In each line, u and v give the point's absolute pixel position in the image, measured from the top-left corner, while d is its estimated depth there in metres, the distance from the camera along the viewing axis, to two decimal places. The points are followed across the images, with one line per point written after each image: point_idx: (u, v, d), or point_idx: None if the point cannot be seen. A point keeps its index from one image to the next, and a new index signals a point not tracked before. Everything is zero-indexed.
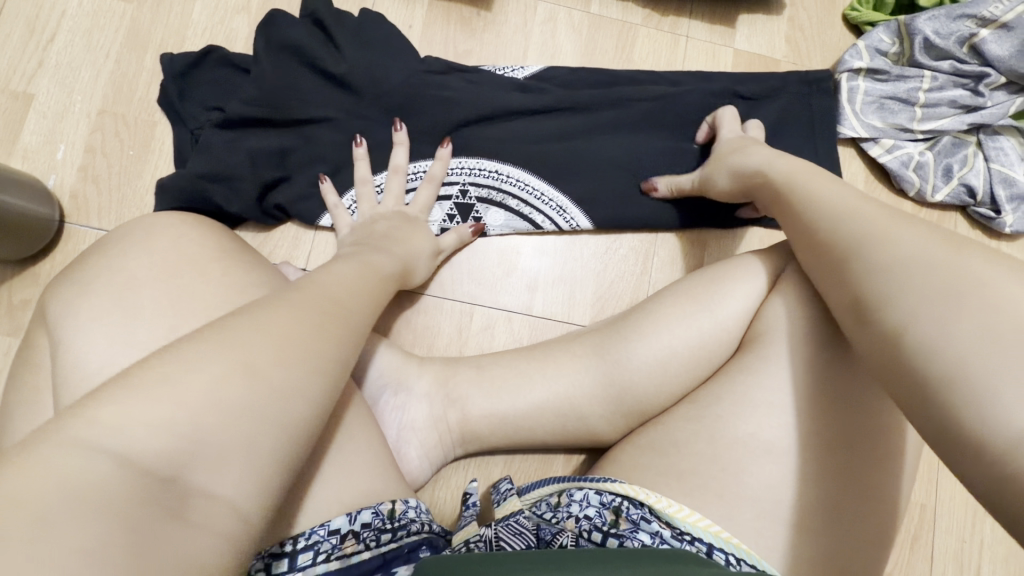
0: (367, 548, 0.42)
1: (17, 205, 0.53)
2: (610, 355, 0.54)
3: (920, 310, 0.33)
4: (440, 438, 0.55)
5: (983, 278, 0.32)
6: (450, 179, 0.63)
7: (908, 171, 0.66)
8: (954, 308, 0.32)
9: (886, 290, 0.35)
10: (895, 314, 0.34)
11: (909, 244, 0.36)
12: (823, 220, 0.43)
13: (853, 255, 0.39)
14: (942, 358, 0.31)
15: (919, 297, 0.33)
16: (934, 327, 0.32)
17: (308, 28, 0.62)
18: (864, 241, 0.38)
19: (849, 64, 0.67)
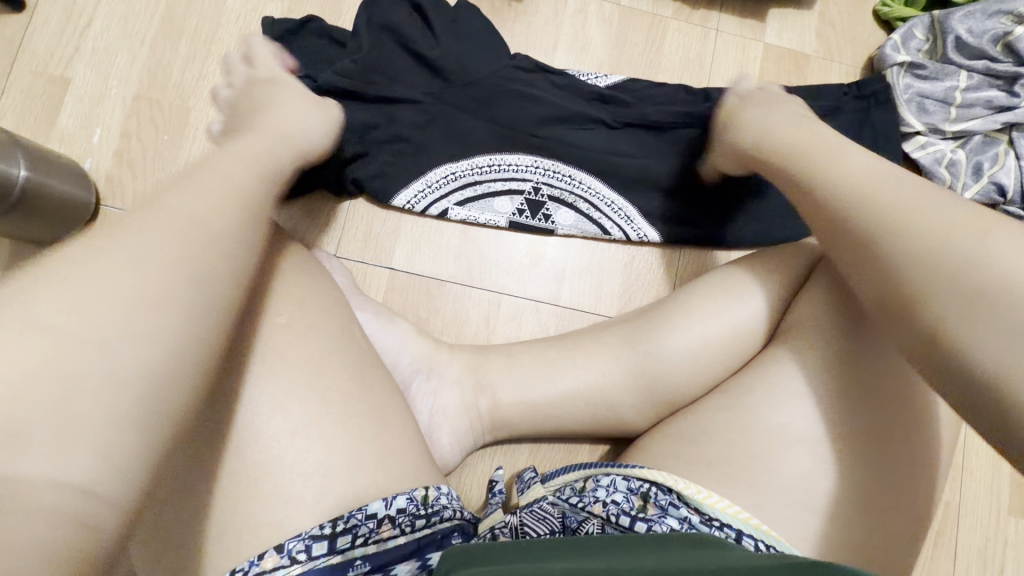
0: (402, 533, 0.42)
1: (54, 187, 0.54)
2: (642, 344, 0.54)
3: (942, 287, 0.33)
4: (471, 425, 0.55)
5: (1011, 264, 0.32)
6: (526, 175, 0.63)
7: (940, 168, 0.66)
8: (972, 283, 0.32)
9: (921, 286, 0.34)
10: (938, 311, 0.33)
11: (929, 229, 0.35)
12: (834, 192, 0.41)
13: (871, 231, 0.38)
14: (973, 340, 0.31)
15: (944, 273, 0.33)
16: (958, 303, 0.32)
17: (410, 15, 0.63)
18: (879, 218, 0.38)
19: (892, 59, 0.67)
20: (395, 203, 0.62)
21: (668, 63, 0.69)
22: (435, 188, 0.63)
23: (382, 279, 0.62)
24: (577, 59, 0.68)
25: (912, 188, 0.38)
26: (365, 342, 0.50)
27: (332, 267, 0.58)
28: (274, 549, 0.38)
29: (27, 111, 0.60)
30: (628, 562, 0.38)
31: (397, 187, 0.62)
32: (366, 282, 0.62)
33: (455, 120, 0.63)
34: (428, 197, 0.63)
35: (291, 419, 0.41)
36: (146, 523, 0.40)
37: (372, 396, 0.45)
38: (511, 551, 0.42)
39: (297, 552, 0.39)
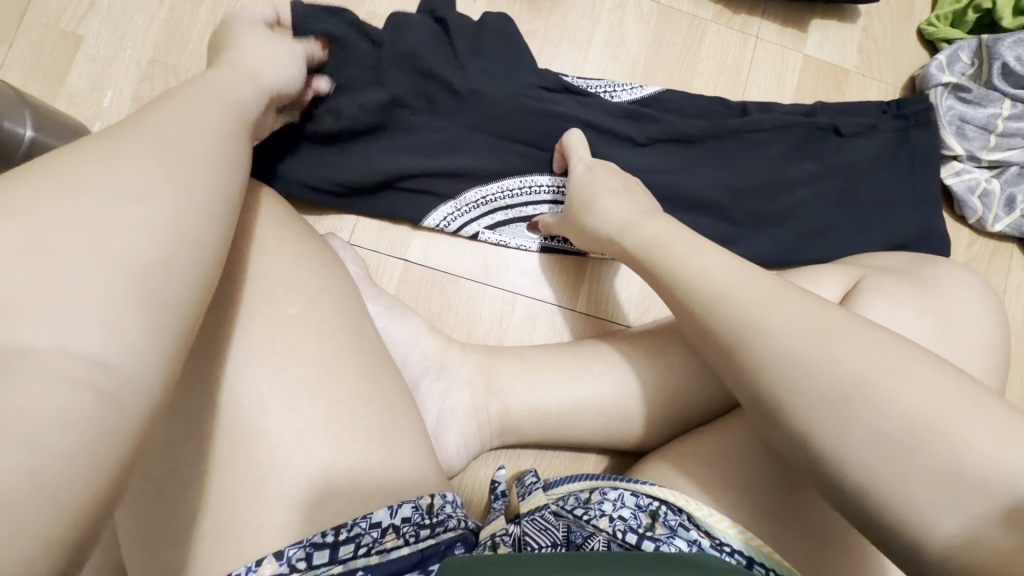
0: (407, 543, 0.39)
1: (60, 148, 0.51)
2: (662, 358, 0.53)
3: (824, 425, 0.32)
4: (479, 428, 0.53)
5: (869, 373, 0.31)
6: (554, 198, 0.61)
7: (972, 197, 0.64)
8: (882, 428, 0.30)
9: (789, 394, 0.33)
10: (802, 425, 0.32)
11: (785, 327, 0.34)
12: (698, 290, 0.38)
13: (738, 356, 0.35)
14: (875, 481, 0.30)
15: (826, 412, 0.32)
16: (852, 446, 0.31)
17: (427, 35, 0.58)
18: (748, 336, 0.35)
19: (935, 80, 0.65)
20: (425, 224, 0.60)
21: (705, 68, 0.66)
22: (468, 209, 0.60)
23: (396, 270, 0.60)
24: (611, 57, 0.65)
25: (763, 300, 0.36)
26: (377, 339, 0.48)
27: (344, 253, 0.55)
28: (273, 555, 0.36)
29: (35, 67, 0.57)
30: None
31: (429, 207, 0.59)
32: (379, 273, 0.60)
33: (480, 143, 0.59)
34: (458, 220, 0.60)
35: (299, 419, 0.39)
36: (139, 515, 0.38)
37: (384, 397, 0.44)
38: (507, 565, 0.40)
39: (298, 560, 0.36)
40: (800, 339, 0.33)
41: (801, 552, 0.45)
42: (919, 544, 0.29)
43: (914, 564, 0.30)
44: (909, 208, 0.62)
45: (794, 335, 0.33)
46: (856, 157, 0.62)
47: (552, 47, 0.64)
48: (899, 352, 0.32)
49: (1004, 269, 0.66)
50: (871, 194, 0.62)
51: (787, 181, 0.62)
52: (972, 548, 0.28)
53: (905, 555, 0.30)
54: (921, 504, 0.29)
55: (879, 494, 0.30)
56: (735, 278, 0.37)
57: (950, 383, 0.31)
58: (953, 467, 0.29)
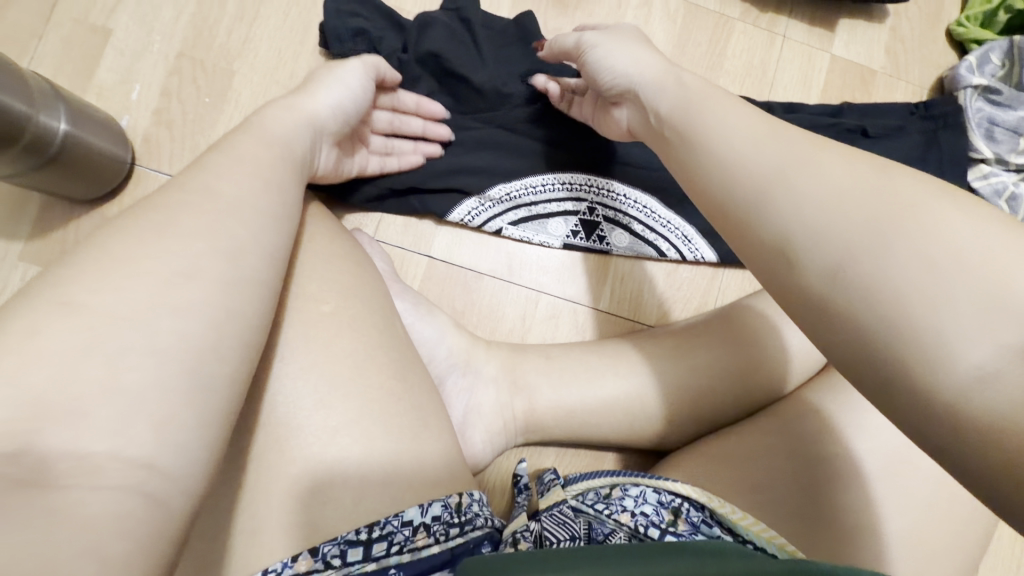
0: (437, 542, 0.40)
1: (88, 143, 0.51)
2: (685, 358, 0.54)
3: (848, 260, 0.26)
4: (504, 425, 0.53)
5: (914, 205, 0.26)
6: (579, 196, 0.61)
7: (999, 200, 0.63)
8: (915, 253, 0.25)
9: (809, 234, 0.28)
10: (822, 266, 0.27)
11: (821, 174, 0.29)
12: (708, 161, 0.35)
13: (748, 201, 0.31)
14: (889, 322, 0.25)
15: (846, 243, 0.27)
16: (884, 275, 0.25)
17: (455, 37, 0.60)
18: (761, 187, 0.31)
19: (966, 80, 0.64)
20: (451, 218, 0.60)
21: (731, 67, 0.66)
22: (494, 204, 0.60)
23: (421, 267, 0.60)
24: None
25: (788, 147, 0.32)
26: (405, 336, 0.48)
27: (368, 247, 0.55)
28: (308, 551, 0.36)
29: (65, 61, 0.57)
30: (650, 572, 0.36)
31: (454, 202, 0.60)
32: (403, 268, 0.60)
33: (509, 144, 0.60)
34: (483, 215, 0.60)
35: (333, 416, 0.40)
36: None
37: (413, 394, 0.44)
38: (534, 562, 0.40)
39: (332, 557, 0.37)
40: (838, 180, 0.29)
41: (833, 546, 0.44)
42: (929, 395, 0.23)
43: (939, 428, 0.24)
44: None
45: (829, 171, 0.29)
46: (883, 158, 0.62)
47: None
48: (949, 194, 0.26)
49: None
50: None
51: None
52: (996, 385, 0.22)
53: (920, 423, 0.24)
54: (939, 338, 0.23)
55: (893, 342, 0.24)
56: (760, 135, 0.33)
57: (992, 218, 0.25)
58: (993, 298, 0.23)
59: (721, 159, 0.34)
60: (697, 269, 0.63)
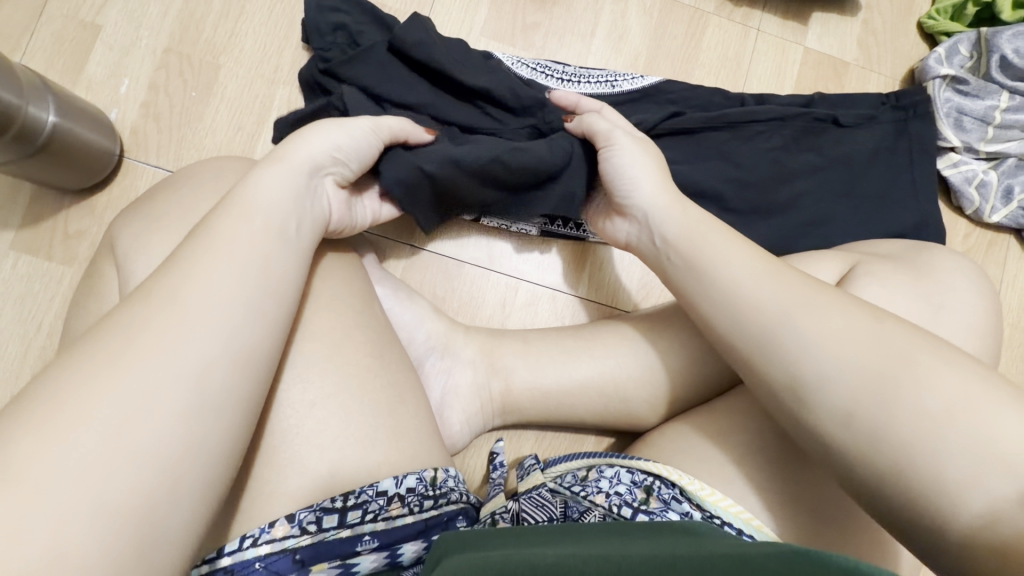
0: (411, 512, 0.41)
1: (78, 134, 0.53)
2: (660, 340, 0.55)
3: (865, 405, 0.34)
4: (482, 407, 0.55)
5: (910, 361, 0.34)
6: None
7: (969, 188, 0.65)
8: (912, 409, 0.33)
9: (825, 377, 0.36)
10: (840, 405, 0.35)
11: (833, 319, 0.37)
12: (721, 291, 0.41)
13: (761, 345, 0.38)
14: (902, 464, 0.33)
15: (856, 391, 0.35)
16: (892, 421, 0.33)
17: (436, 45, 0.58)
18: (783, 322, 0.38)
19: (935, 71, 0.66)
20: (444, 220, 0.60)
21: (706, 59, 0.68)
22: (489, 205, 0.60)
23: (402, 256, 0.61)
24: (614, 48, 0.66)
25: (793, 293, 0.39)
26: (384, 319, 0.50)
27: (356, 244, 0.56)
28: (285, 518, 0.38)
29: (55, 57, 0.59)
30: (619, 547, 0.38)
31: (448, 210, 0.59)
32: (385, 256, 0.61)
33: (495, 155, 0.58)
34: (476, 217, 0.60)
35: (310, 391, 0.41)
36: None
37: (389, 373, 0.45)
38: (507, 536, 0.42)
39: (308, 523, 0.38)
40: (848, 323, 0.37)
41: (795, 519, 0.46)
42: (945, 527, 0.31)
43: (930, 542, 0.32)
44: (906, 198, 0.63)
45: (833, 317, 0.37)
46: (855, 147, 0.64)
47: (556, 38, 0.66)
48: (931, 346, 0.35)
49: (1001, 259, 0.67)
50: (870, 185, 0.63)
51: (787, 171, 0.63)
52: (998, 529, 0.30)
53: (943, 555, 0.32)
54: (949, 487, 0.31)
55: (907, 482, 0.32)
56: (773, 275, 0.40)
57: (958, 365, 0.34)
58: (984, 453, 0.31)
59: (739, 291, 0.40)
60: None
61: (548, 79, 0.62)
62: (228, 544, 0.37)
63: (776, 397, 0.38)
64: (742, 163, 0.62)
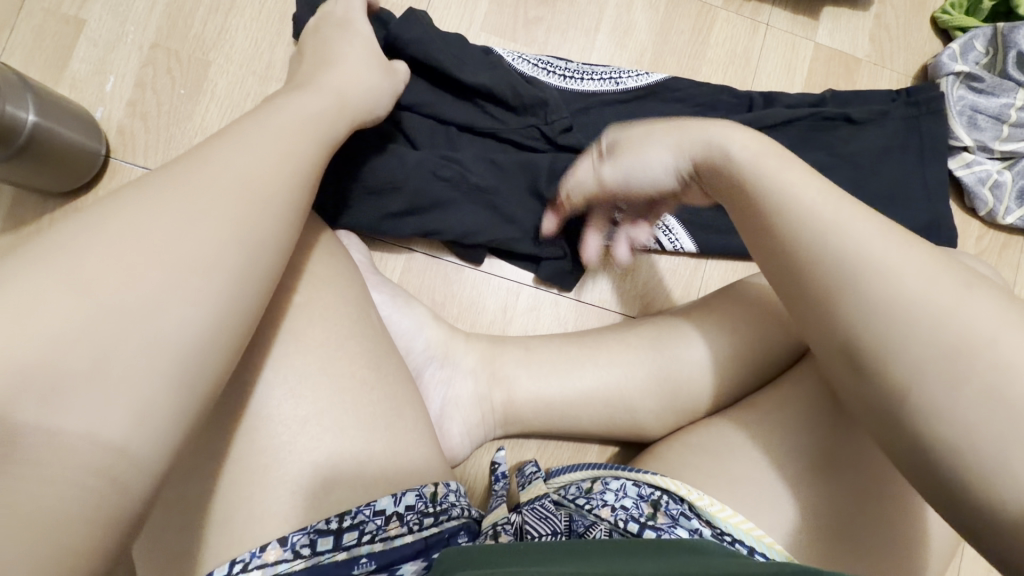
0: (410, 531, 0.39)
1: (60, 135, 0.51)
2: (667, 348, 0.53)
3: (924, 377, 0.30)
4: (483, 418, 0.53)
5: (988, 335, 0.30)
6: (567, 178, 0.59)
7: (983, 189, 0.63)
8: (987, 385, 0.29)
9: (884, 340, 0.32)
10: (895, 369, 0.31)
11: (909, 277, 0.32)
12: (791, 232, 0.36)
13: (831, 296, 0.34)
14: (962, 442, 0.29)
15: (926, 357, 0.30)
16: (953, 401, 0.29)
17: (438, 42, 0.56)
18: (847, 270, 0.33)
19: (948, 67, 0.64)
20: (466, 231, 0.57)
21: (714, 56, 0.65)
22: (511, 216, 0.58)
23: (400, 259, 0.59)
24: (619, 43, 0.64)
25: (871, 241, 0.33)
26: (381, 327, 0.48)
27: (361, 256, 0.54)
28: (277, 541, 0.36)
29: (37, 53, 0.56)
30: (625, 567, 0.36)
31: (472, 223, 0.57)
32: (382, 261, 0.59)
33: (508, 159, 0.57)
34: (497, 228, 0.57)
35: (302, 406, 0.40)
36: None
37: (387, 385, 0.44)
38: (508, 552, 0.40)
39: (302, 546, 0.36)
40: (926, 283, 0.32)
41: (809, 535, 0.44)
42: (999, 513, 0.28)
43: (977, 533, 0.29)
44: (919, 198, 0.61)
45: (913, 273, 0.32)
46: (867, 146, 0.62)
47: (559, 33, 0.63)
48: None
49: (1014, 262, 0.65)
50: (882, 185, 0.61)
51: None
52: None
53: (990, 537, 0.29)
54: (1001, 476, 0.28)
55: (964, 462, 0.29)
56: (849, 218, 0.34)
57: None
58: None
59: (817, 236, 0.35)
60: (679, 260, 0.63)
61: (551, 77, 0.60)
62: (217, 569, 0.36)
63: (828, 352, 0.35)
64: None
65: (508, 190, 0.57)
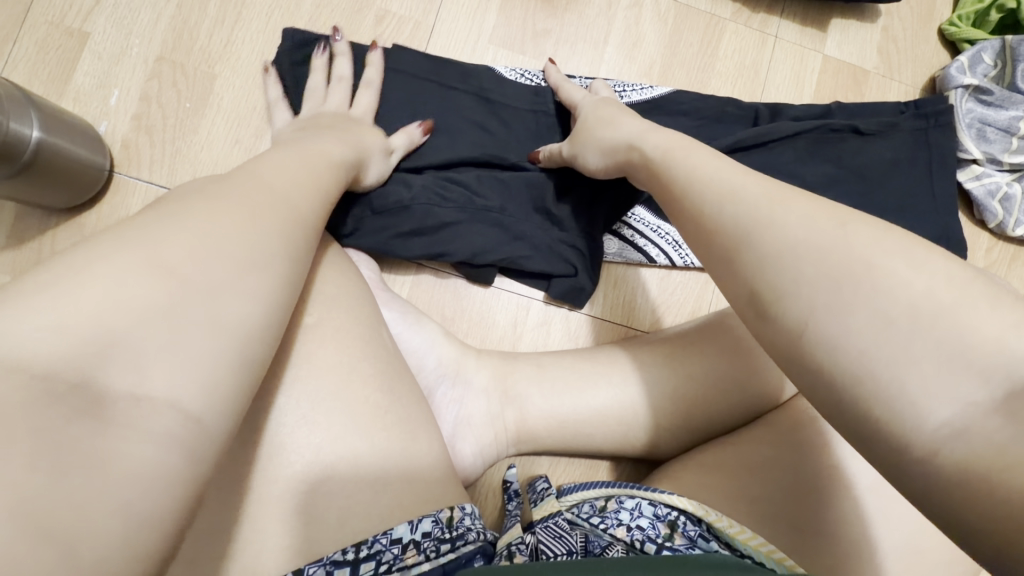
0: (427, 559, 0.38)
1: (63, 149, 0.50)
2: (680, 368, 0.53)
3: (821, 312, 0.27)
4: (496, 436, 0.52)
5: (876, 263, 0.27)
6: (589, 194, 0.57)
7: (993, 202, 0.63)
8: (873, 313, 0.26)
9: (782, 282, 0.29)
10: (794, 314, 0.28)
11: (795, 221, 0.30)
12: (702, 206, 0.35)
13: (733, 248, 0.31)
14: (861, 373, 0.25)
15: (816, 290, 0.28)
16: (851, 330, 0.26)
17: (437, 69, 0.58)
18: (745, 221, 0.31)
19: (957, 80, 0.64)
20: (477, 257, 0.55)
21: (723, 68, 0.65)
22: (523, 239, 0.56)
23: (409, 273, 0.59)
24: (627, 56, 0.64)
25: (760, 197, 0.32)
26: (393, 347, 0.47)
27: (369, 276, 0.53)
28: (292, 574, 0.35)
29: (40, 66, 0.55)
30: None
31: (484, 247, 0.55)
32: (391, 276, 0.59)
33: (516, 183, 0.57)
34: (504, 249, 0.55)
35: (316, 434, 0.39)
36: None
37: (400, 408, 0.43)
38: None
39: None
40: (808, 228, 0.29)
41: (812, 554, 0.43)
42: (905, 445, 0.24)
43: (925, 490, 0.24)
44: (931, 210, 0.61)
45: (796, 222, 0.30)
46: (878, 158, 0.62)
47: (567, 46, 0.63)
48: (914, 252, 0.27)
49: None
50: (892, 198, 0.61)
51: (807, 185, 0.60)
52: (969, 440, 0.23)
53: (917, 484, 0.24)
54: (919, 403, 0.24)
55: (862, 390, 0.25)
56: (745, 179, 0.34)
57: (943, 270, 0.26)
58: (963, 355, 0.24)
59: (718, 206, 0.33)
60: (690, 276, 0.62)
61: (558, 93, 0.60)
62: None
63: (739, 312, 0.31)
64: None
65: (513, 208, 0.56)
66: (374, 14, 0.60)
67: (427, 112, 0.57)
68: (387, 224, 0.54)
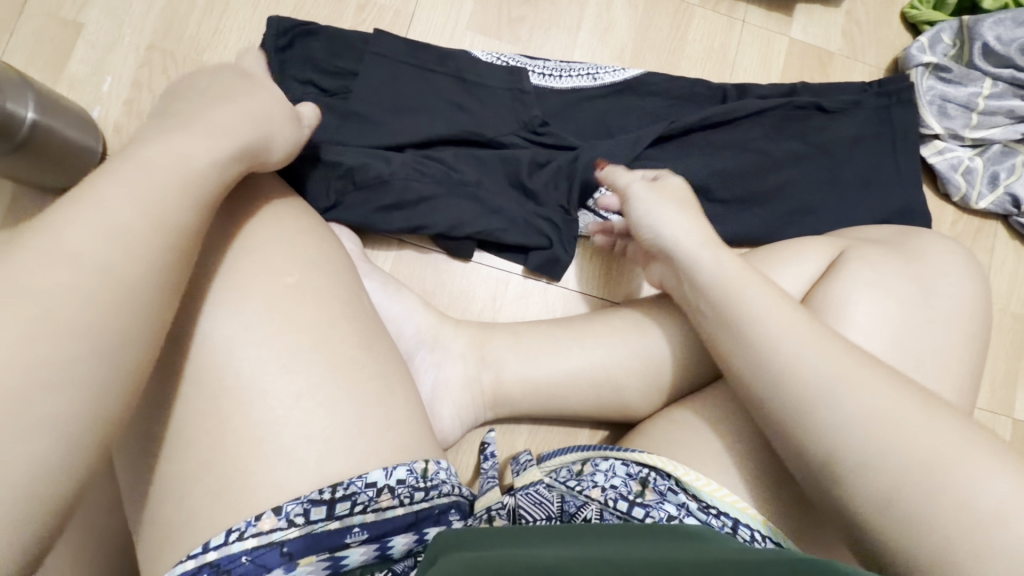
0: (401, 504, 0.40)
1: (58, 130, 0.52)
2: (650, 330, 0.54)
3: (890, 501, 0.33)
4: (473, 399, 0.54)
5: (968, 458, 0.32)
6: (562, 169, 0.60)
7: (956, 175, 0.66)
8: (947, 497, 0.32)
9: (870, 451, 0.34)
10: (862, 486, 0.34)
11: (880, 395, 0.35)
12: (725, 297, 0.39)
13: (795, 411, 0.37)
14: (925, 526, 0.31)
15: (886, 482, 0.33)
16: (913, 508, 0.32)
17: (414, 52, 0.60)
18: (807, 397, 0.36)
19: (917, 59, 0.67)
20: (455, 229, 0.58)
21: (692, 52, 0.68)
22: (499, 212, 0.58)
23: (391, 249, 0.61)
24: (600, 41, 0.67)
25: (843, 363, 0.37)
26: (372, 311, 0.49)
27: (351, 248, 0.56)
28: (272, 510, 0.37)
29: (36, 55, 0.58)
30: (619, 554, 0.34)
31: (460, 220, 0.57)
32: (374, 251, 0.61)
33: (491, 158, 0.59)
34: (481, 222, 0.58)
35: (295, 382, 0.40)
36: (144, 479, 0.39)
37: (378, 364, 0.44)
38: (501, 539, 0.39)
39: (296, 515, 0.37)
40: (909, 414, 0.34)
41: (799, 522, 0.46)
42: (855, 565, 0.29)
43: None
44: (894, 183, 0.63)
45: (875, 404, 0.35)
46: (841, 134, 0.64)
47: (542, 31, 0.66)
48: (992, 452, 0.33)
49: (987, 245, 0.67)
50: (856, 172, 0.63)
51: (773, 160, 0.63)
52: None
53: None
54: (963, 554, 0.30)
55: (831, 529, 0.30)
56: (802, 324, 0.39)
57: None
58: None
59: (772, 339, 0.38)
60: None
61: (532, 74, 0.62)
62: (213, 538, 0.36)
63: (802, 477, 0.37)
64: (729, 154, 0.62)
65: (489, 183, 0.59)
66: (355, 3, 0.63)
67: (405, 93, 0.59)
68: (367, 198, 0.56)
